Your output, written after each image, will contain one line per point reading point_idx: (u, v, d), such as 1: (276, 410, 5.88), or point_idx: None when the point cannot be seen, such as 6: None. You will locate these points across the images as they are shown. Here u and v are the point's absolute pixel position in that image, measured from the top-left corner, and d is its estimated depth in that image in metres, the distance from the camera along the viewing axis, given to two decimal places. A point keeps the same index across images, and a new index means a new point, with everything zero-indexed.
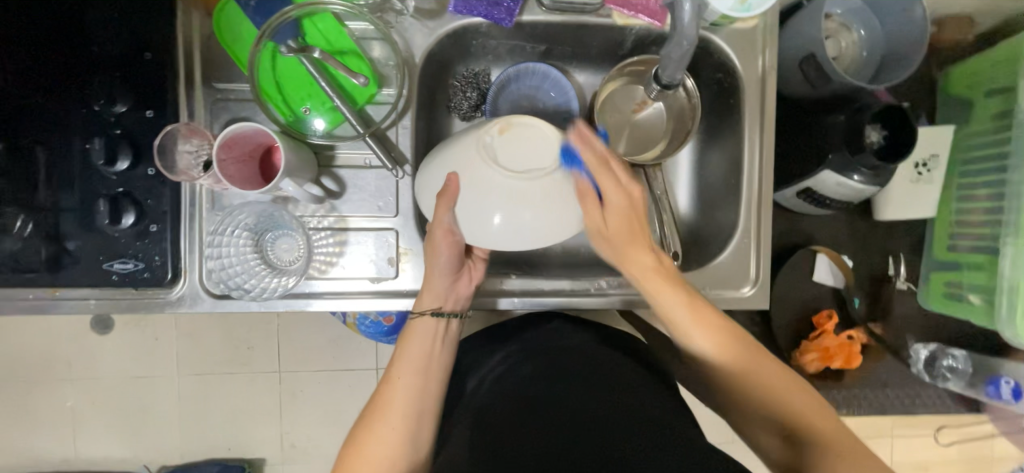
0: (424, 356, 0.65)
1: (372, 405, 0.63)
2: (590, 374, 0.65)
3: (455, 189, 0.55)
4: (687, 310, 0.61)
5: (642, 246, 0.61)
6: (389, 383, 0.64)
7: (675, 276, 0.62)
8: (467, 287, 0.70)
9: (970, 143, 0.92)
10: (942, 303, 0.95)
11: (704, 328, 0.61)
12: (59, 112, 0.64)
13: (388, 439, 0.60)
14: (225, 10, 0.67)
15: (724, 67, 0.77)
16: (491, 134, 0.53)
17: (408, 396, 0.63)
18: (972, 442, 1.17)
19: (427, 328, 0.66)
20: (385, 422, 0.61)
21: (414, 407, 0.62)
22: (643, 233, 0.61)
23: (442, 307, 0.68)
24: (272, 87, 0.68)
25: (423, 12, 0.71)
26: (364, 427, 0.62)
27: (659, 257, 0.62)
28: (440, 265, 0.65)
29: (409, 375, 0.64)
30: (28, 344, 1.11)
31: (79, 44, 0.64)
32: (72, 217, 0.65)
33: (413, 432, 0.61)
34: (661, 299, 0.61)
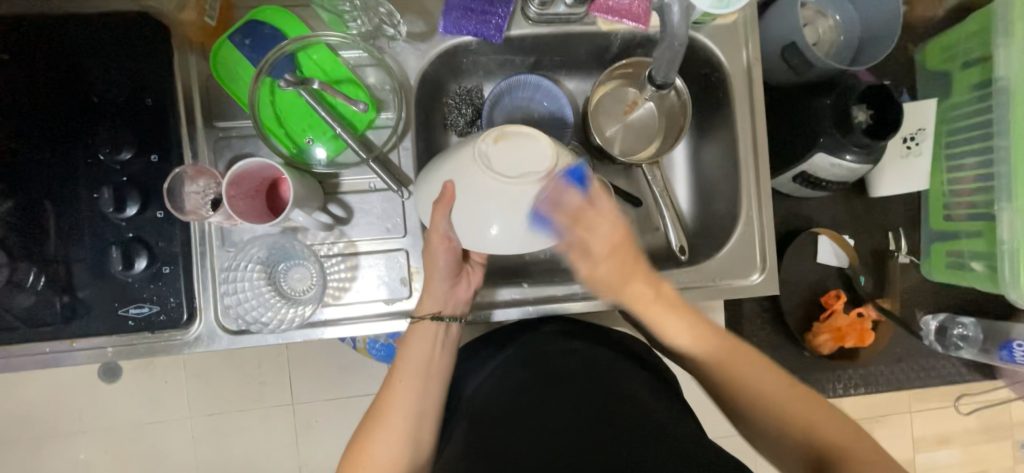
0: (423, 361, 0.66)
1: (372, 411, 0.64)
2: (589, 364, 0.65)
3: (451, 198, 0.55)
4: (682, 328, 0.62)
5: (635, 281, 0.60)
6: (390, 386, 0.64)
7: (673, 301, 0.62)
8: (466, 291, 0.69)
9: (953, 114, 0.94)
10: (946, 274, 0.96)
11: (680, 319, 0.61)
12: (64, 164, 0.65)
13: (388, 448, 0.60)
14: (221, 51, 0.68)
15: (711, 62, 0.79)
16: (483, 143, 0.53)
17: (408, 401, 0.63)
18: (990, 409, 1.17)
19: (425, 332, 0.67)
20: (386, 426, 0.62)
21: (414, 410, 0.63)
22: (637, 269, 0.60)
23: (440, 312, 0.68)
24: (273, 121, 0.69)
25: (415, 35, 0.73)
26: (365, 433, 0.62)
27: (657, 287, 0.61)
28: (439, 266, 0.64)
29: (408, 379, 0.64)
30: (38, 399, 1.10)
31: (79, 97, 0.65)
32: (84, 267, 0.66)
33: (414, 436, 0.62)
34: (654, 317, 0.62)
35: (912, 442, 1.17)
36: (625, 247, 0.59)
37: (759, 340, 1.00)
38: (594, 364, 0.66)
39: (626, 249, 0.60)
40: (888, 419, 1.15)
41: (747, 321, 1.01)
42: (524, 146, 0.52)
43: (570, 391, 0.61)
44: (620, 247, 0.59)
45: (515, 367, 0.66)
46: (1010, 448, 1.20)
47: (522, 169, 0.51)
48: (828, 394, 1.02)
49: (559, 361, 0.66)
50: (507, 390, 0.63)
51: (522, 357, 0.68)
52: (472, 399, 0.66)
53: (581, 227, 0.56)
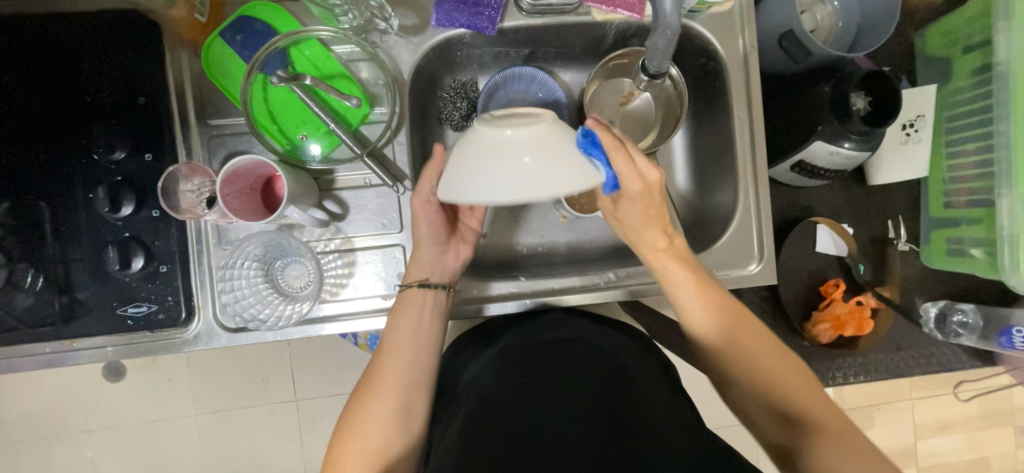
0: (415, 332, 0.66)
1: (364, 383, 0.64)
2: (586, 347, 0.66)
3: (445, 160, 0.54)
4: (693, 287, 0.64)
5: (655, 227, 0.64)
6: (379, 360, 0.65)
7: (687, 257, 0.66)
8: (453, 262, 0.72)
9: (952, 100, 0.93)
10: (946, 261, 0.96)
11: (707, 302, 0.64)
12: (59, 163, 0.65)
13: (379, 424, 0.60)
14: (212, 48, 0.68)
15: (707, 51, 0.78)
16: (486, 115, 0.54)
17: (400, 372, 0.64)
18: (991, 395, 1.18)
19: (414, 301, 0.67)
20: (378, 398, 0.61)
21: (405, 381, 0.63)
22: (659, 216, 0.64)
23: (428, 279, 0.69)
24: (267, 117, 0.69)
25: (408, 29, 0.72)
26: (356, 406, 0.62)
27: (670, 239, 0.66)
28: (423, 227, 0.67)
29: (398, 350, 0.65)
30: (42, 400, 1.11)
31: (71, 97, 0.65)
32: (83, 267, 0.66)
33: (404, 406, 0.62)
34: (671, 279, 0.65)
35: (914, 429, 1.18)
36: (650, 201, 0.61)
37: None
38: (586, 345, 0.67)
39: (654, 196, 0.61)
40: (888, 406, 1.16)
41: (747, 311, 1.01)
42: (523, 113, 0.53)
43: (563, 369, 0.63)
44: (652, 191, 0.61)
45: (513, 350, 0.67)
46: (1011, 433, 1.20)
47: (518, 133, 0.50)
48: (829, 383, 1.02)
49: (553, 344, 0.67)
50: (507, 374, 0.64)
51: (520, 340, 0.69)
52: (471, 385, 0.66)
53: (623, 160, 0.57)
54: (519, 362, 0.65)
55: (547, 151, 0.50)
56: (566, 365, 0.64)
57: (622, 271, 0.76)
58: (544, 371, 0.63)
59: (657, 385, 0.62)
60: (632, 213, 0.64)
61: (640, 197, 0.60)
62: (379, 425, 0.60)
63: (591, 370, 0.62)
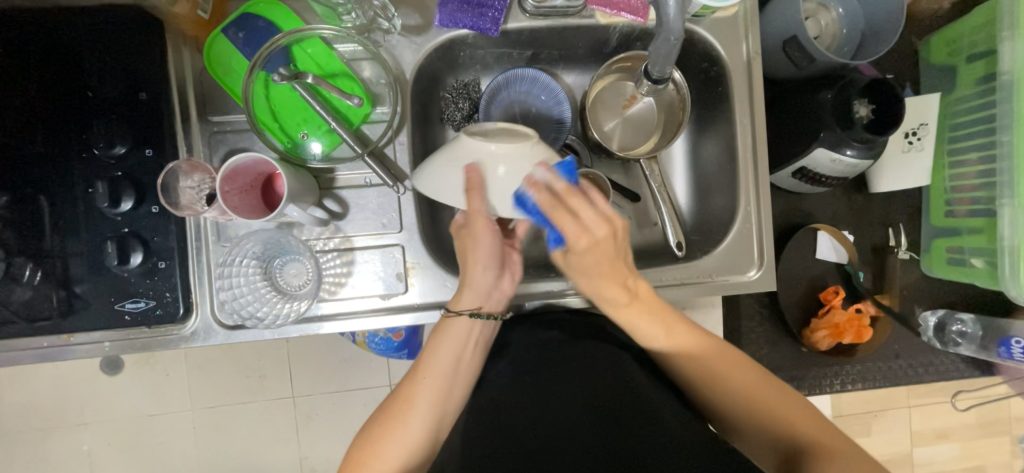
0: (454, 353, 0.65)
1: (394, 402, 0.62)
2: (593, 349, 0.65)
3: (478, 180, 0.56)
4: (664, 336, 0.62)
5: (613, 283, 0.60)
6: (414, 381, 0.63)
7: (654, 305, 0.62)
8: (509, 285, 0.69)
9: (956, 109, 0.93)
10: (946, 270, 0.96)
11: (678, 344, 0.62)
12: (60, 156, 0.65)
13: (407, 442, 0.59)
14: (214, 44, 0.68)
15: (710, 56, 0.78)
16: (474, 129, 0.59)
17: (432, 395, 0.62)
18: (988, 405, 1.18)
19: (460, 329, 0.65)
20: (408, 420, 0.60)
21: (439, 406, 0.62)
22: (616, 271, 0.59)
23: (481, 308, 0.67)
24: (268, 115, 0.69)
25: (411, 28, 0.72)
26: (384, 422, 0.61)
27: (632, 293, 0.61)
28: (479, 255, 0.64)
29: (438, 373, 0.63)
30: (40, 392, 1.11)
31: (73, 91, 0.65)
32: (81, 262, 0.66)
33: (438, 425, 0.62)
34: (637, 326, 0.62)
35: (910, 437, 1.18)
36: (604, 248, 0.56)
37: (757, 335, 1.01)
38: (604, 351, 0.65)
39: (608, 248, 0.56)
40: (885, 414, 1.15)
41: (745, 316, 1.00)
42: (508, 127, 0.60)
43: (583, 378, 0.61)
44: (602, 241, 0.55)
45: (521, 356, 0.67)
46: (1008, 443, 1.20)
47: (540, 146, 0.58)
48: (826, 389, 1.02)
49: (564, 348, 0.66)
50: (515, 377, 0.64)
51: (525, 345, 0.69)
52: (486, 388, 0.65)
53: (563, 216, 0.54)
54: (527, 365, 0.65)
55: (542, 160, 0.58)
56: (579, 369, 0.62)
57: None
58: (552, 372, 0.63)
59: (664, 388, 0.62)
60: (588, 266, 0.58)
61: (589, 251, 0.56)
62: (406, 442, 0.59)
63: (613, 383, 0.60)
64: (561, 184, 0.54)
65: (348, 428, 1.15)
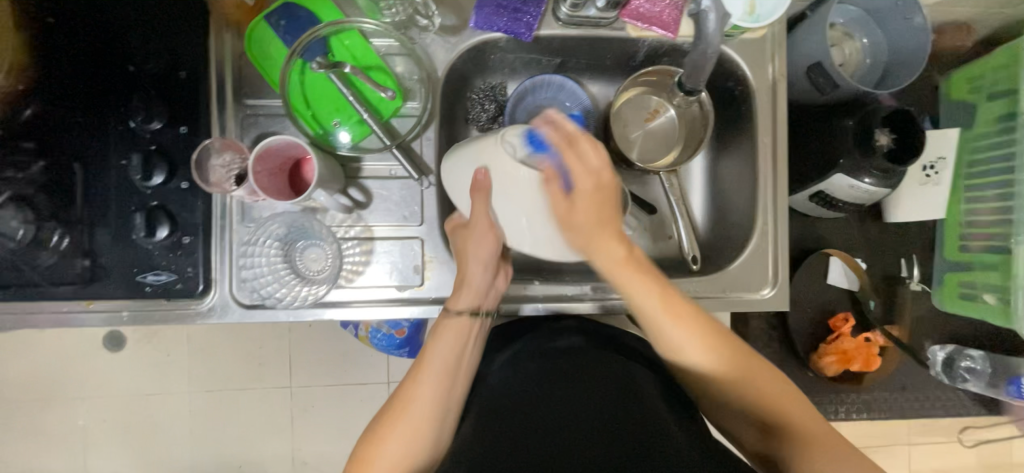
0: (450, 354, 0.65)
1: (395, 401, 0.62)
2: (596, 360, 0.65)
3: (484, 184, 0.57)
4: (698, 344, 0.59)
5: (610, 234, 0.58)
6: (414, 380, 0.63)
7: (649, 270, 0.60)
8: (502, 285, 0.70)
9: (975, 145, 0.94)
10: (958, 305, 0.96)
11: (680, 324, 0.59)
12: (97, 127, 0.67)
13: (408, 443, 0.59)
14: (257, 30, 0.70)
15: (736, 75, 0.79)
16: (518, 134, 0.56)
17: (434, 395, 0.62)
18: (991, 446, 1.16)
19: (459, 325, 0.66)
20: (408, 421, 0.60)
21: (440, 406, 0.62)
22: (611, 223, 0.58)
23: (478, 307, 0.68)
24: (302, 102, 0.71)
25: (446, 28, 0.74)
26: (385, 422, 0.61)
27: (629, 248, 0.59)
28: (479, 255, 0.65)
29: (433, 374, 0.63)
30: (42, 362, 1.12)
31: (114, 67, 0.67)
32: (106, 232, 0.67)
33: (434, 430, 0.61)
34: (636, 294, 0.59)
35: None
36: (600, 193, 0.57)
37: (762, 358, 1.00)
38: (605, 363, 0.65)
39: (607, 196, 0.58)
40: (885, 448, 1.14)
41: (751, 337, 1.00)
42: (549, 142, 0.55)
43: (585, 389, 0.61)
44: (601, 187, 0.57)
45: (527, 356, 0.67)
46: None
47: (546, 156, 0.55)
48: (829, 417, 1.02)
49: (569, 356, 0.66)
50: (521, 379, 0.65)
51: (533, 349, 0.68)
52: (492, 388, 0.66)
53: (571, 153, 0.55)
54: (533, 369, 0.65)
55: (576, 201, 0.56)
56: (583, 379, 0.63)
57: None
58: (558, 377, 0.64)
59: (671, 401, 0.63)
60: (587, 216, 0.56)
61: (590, 197, 0.56)
62: (403, 444, 0.59)
63: (615, 395, 0.61)
64: (546, 165, 0.55)
65: (344, 421, 1.15)
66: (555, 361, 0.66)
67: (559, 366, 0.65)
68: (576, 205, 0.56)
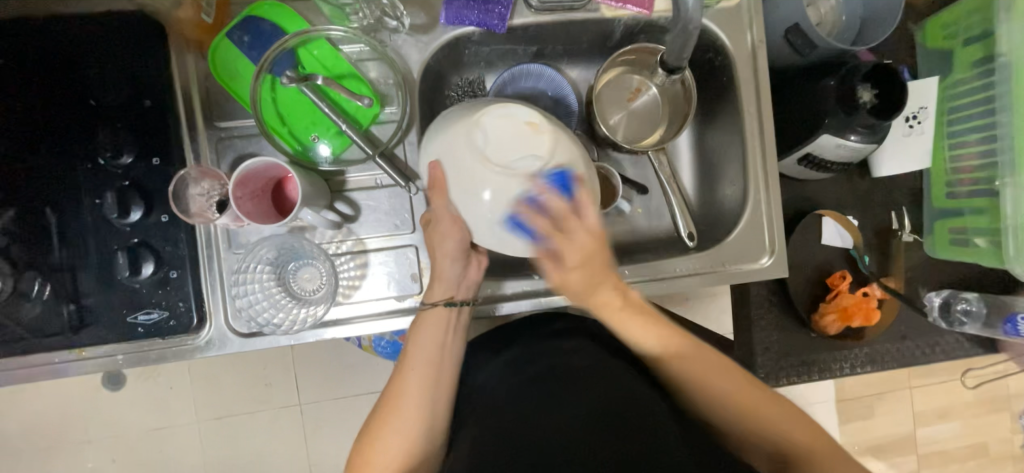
0: (431, 349, 0.64)
1: (384, 400, 0.63)
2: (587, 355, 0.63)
3: (439, 176, 0.56)
4: (652, 336, 0.61)
5: (605, 288, 0.60)
6: (400, 376, 0.63)
7: (643, 307, 0.62)
8: (476, 274, 0.67)
9: (956, 91, 0.94)
10: (950, 251, 0.97)
11: (653, 329, 0.61)
12: (64, 167, 0.64)
13: (396, 441, 0.60)
14: (219, 47, 0.67)
15: (715, 46, 0.78)
16: (479, 122, 0.53)
17: (417, 391, 0.62)
18: (989, 383, 1.20)
19: (435, 319, 0.66)
20: (396, 418, 0.61)
21: (425, 402, 0.62)
22: (607, 278, 0.60)
23: (453, 297, 0.67)
24: (276, 119, 0.68)
25: (417, 27, 0.72)
26: (377, 422, 0.62)
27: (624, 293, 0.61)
28: (446, 249, 0.62)
29: (420, 370, 0.63)
30: (42, 410, 1.09)
31: (75, 102, 0.64)
32: (89, 274, 0.65)
33: (427, 426, 0.61)
34: (630, 332, 0.61)
35: (914, 417, 1.19)
36: (600, 255, 0.58)
37: (765, 323, 1.02)
38: (596, 357, 0.64)
39: (596, 250, 0.57)
40: (887, 395, 1.17)
41: (753, 303, 1.01)
42: (509, 129, 0.52)
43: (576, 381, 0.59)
44: (594, 256, 0.57)
45: (524, 357, 0.66)
46: (1007, 419, 1.22)
47: (520, 158, 0.51)
48: (835, 373, 1.03)
49: (569, 355, 0.64)
50: (515, 378, 0.63)
51: (525, 350, 0.68)
52: (483, 390, 0.65)
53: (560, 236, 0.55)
54: (530, 368, 0.63)
55: (537, 204, 0.53)
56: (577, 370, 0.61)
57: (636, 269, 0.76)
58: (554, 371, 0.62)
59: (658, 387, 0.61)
60: (581, 279, 0.59)
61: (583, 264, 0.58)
62: (396, 441, 0.60)
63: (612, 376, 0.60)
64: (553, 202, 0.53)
65: None
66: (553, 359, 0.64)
67: (557, 362, 0.63)
68: (572, 271, 0.58)
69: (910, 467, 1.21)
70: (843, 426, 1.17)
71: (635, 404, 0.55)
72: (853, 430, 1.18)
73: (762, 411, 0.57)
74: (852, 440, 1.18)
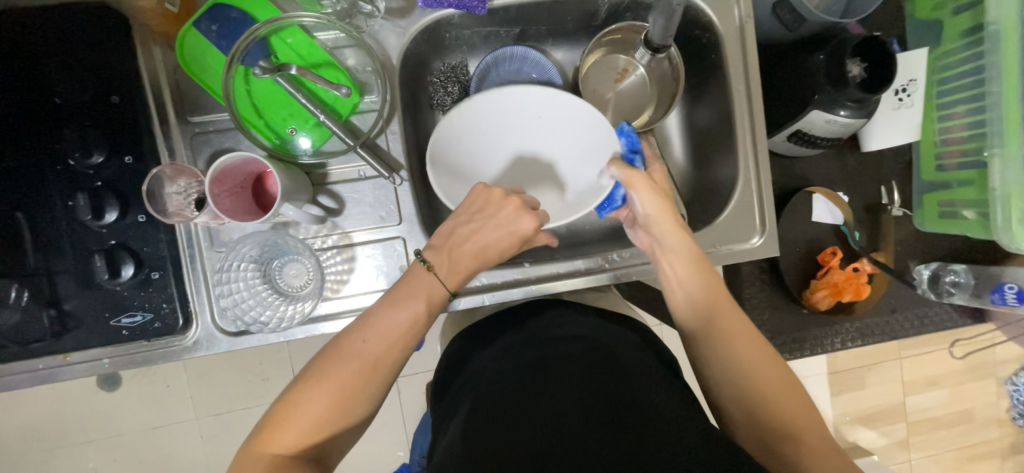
0: (410, 325, 0.55)
1: (324, 357, 0.53)
2: (579, 346, 0.62)
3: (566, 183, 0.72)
4: (684, 287, 0.61)
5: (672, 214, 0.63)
6: (358, 337, 0.54)
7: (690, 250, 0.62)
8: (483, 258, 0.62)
9: (945, 63, 0.93)
10: (938, 223, 0.98)
11: (693, 281, 0.61)
12: (33, 168, 0.62)
13: (318, 404, 0.50)
14: (186, 38, 0.64)
15: (701, 22, 0.76)
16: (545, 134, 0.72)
17: (370, 358, 0.53)
18: (977, 351, 1.22)
19: (418, 290, 0.57)
20: (330, 381, 0.51)
21: (373, 375, 0.53)
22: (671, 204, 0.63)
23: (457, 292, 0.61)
24: (252, 112, 0.66)
25: (393, 11, 0.69)
26: (306, 382, 0.52)
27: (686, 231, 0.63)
28: (482, 238, 0.59)
29: (377, 341, 0.54)
30: (37, 413, 1.08)
31: (41, 99, 0.61)
32: (69, 278, 0.63)
33: (356, 399, 0.52)
34: (675, 271, 0.62)
35: (904, 387, 1.22)
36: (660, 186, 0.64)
37: (758, 301, 1.02)
38: (589, 343, 0.63)
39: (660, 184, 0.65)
40: (877, 366, 1.20)
41: (744, 282, 1.02)
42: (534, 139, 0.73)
43: (567, 374, 0.57)
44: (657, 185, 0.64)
45: (515, 347, 0.65)
46: (994, 385, 1.25)
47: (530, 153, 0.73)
48: (827, 348, 1.04)
49: (565, 343, 0.63)
50: (508, 369, 0.61)
51: (521, 339, 0.67)
52: (477, 376, 0.64)
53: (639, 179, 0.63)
54: (523, 360, 0.62)
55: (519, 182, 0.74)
56: (563, 359, 0.60)
57: (626, 252, 0.76)
58: (546, 363, 0.60)
59: (650, 365, 0.60)
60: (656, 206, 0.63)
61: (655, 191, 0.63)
62: (325, 409, 0.51)
63: (601, 365, 0.58)
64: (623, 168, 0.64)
65: None
66: (545, 353, 0.62)
67: (552, 353, 0.61)
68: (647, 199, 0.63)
69: (901, 435, 1.24)
70: (834, 398, 1.19)
71: (626, 396, 0.53)
72: (844, 401, 1.20)
73: (770, 381, 0.54)
74: (843, 411, 1.21)
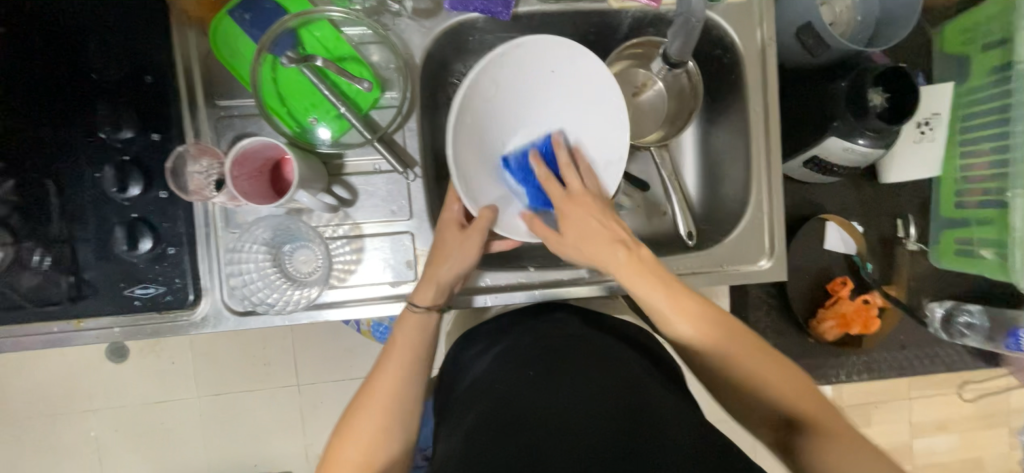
0: (417, 350, 0.62)
1: (354, 402, 0.59)
2: (578, 349, 0.61)
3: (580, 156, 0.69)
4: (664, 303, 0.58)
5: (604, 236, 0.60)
6: (377, 376, 0.60)
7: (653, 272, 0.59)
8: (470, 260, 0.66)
9: (970, 99, 0.91)
10: (954, 261, 0.96)
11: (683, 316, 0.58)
12: (65, 139, 0.65)
13: (358, 446, 0.56)
14: (221, 24, 0.67)
15: (723, 42, 0.77)
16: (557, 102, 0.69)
17: (393, 391, 0.59)
18: (990, 397, 1.18)
19: (417, 320, 0.64)
20: (363, 420, 0.57)
21: (397, 404, 0.59)
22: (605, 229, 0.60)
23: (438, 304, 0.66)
24: (276, 99, 0.68)
25: (420, 12, 0.71)
26: (345, 430, 0.57)
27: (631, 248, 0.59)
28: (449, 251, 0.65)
29: (395, 373, 0.60)
30: (47, 378, 1.11)
31: (78, 75, 0.64)
32: (89, 247, 0.66)
33: (389, 434, 0.57)
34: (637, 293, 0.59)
35: (911, 428, 1.19)
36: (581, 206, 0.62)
37: (763, 326, 1.01)
38: (592, 349, 0.62)
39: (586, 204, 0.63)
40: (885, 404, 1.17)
41: (751, 305, 1.01)
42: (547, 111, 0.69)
43: (566, 379, 0.56)
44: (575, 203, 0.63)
45: (516, 349, 0.64)
46: (1005, 434, 1.21)
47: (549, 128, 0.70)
48: (830, 379, 1.03)
49: (566, 345, 0.62)
50: (509, 372, 0.60)
51: (523, 344, 0.65)
52: (476, 379, 0.63)
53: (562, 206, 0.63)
54: (524, 363, 0.60)
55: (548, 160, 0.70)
56: (563, 362, 0.59)
57: None
58: (547, 367, 0.59)
59: (652, 376, 0.59)
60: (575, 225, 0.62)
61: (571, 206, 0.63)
62: (365, 452, 0.56)
63: (603, 373, 0.57)
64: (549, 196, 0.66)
65: None
66: (546, 357, 0.60)
67: (553, 358, 0.60)
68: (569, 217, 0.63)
69: None
70: None
71: (632, 407, 0.52)
72: None
73: (778, 389, 0.55)
74: None
